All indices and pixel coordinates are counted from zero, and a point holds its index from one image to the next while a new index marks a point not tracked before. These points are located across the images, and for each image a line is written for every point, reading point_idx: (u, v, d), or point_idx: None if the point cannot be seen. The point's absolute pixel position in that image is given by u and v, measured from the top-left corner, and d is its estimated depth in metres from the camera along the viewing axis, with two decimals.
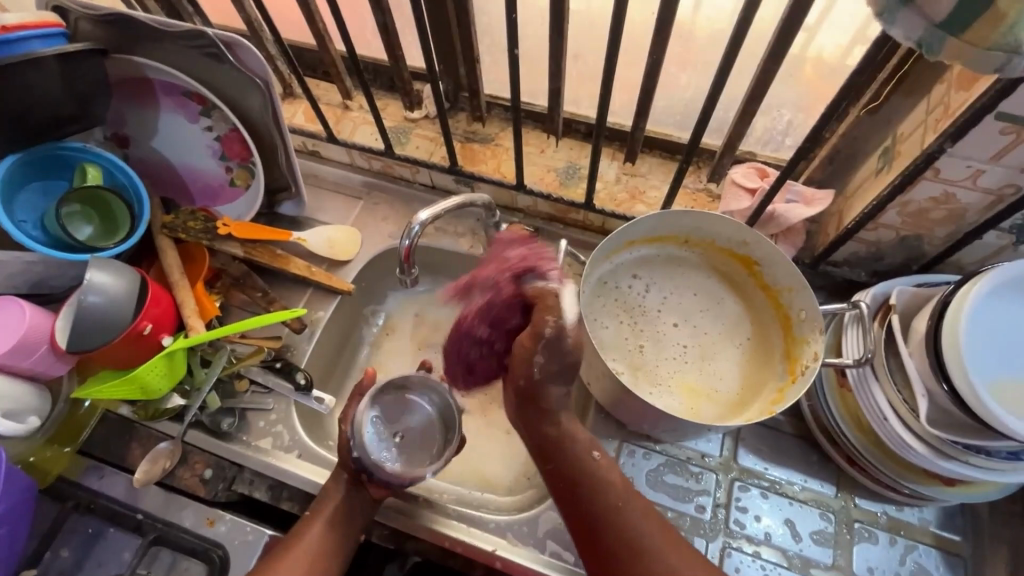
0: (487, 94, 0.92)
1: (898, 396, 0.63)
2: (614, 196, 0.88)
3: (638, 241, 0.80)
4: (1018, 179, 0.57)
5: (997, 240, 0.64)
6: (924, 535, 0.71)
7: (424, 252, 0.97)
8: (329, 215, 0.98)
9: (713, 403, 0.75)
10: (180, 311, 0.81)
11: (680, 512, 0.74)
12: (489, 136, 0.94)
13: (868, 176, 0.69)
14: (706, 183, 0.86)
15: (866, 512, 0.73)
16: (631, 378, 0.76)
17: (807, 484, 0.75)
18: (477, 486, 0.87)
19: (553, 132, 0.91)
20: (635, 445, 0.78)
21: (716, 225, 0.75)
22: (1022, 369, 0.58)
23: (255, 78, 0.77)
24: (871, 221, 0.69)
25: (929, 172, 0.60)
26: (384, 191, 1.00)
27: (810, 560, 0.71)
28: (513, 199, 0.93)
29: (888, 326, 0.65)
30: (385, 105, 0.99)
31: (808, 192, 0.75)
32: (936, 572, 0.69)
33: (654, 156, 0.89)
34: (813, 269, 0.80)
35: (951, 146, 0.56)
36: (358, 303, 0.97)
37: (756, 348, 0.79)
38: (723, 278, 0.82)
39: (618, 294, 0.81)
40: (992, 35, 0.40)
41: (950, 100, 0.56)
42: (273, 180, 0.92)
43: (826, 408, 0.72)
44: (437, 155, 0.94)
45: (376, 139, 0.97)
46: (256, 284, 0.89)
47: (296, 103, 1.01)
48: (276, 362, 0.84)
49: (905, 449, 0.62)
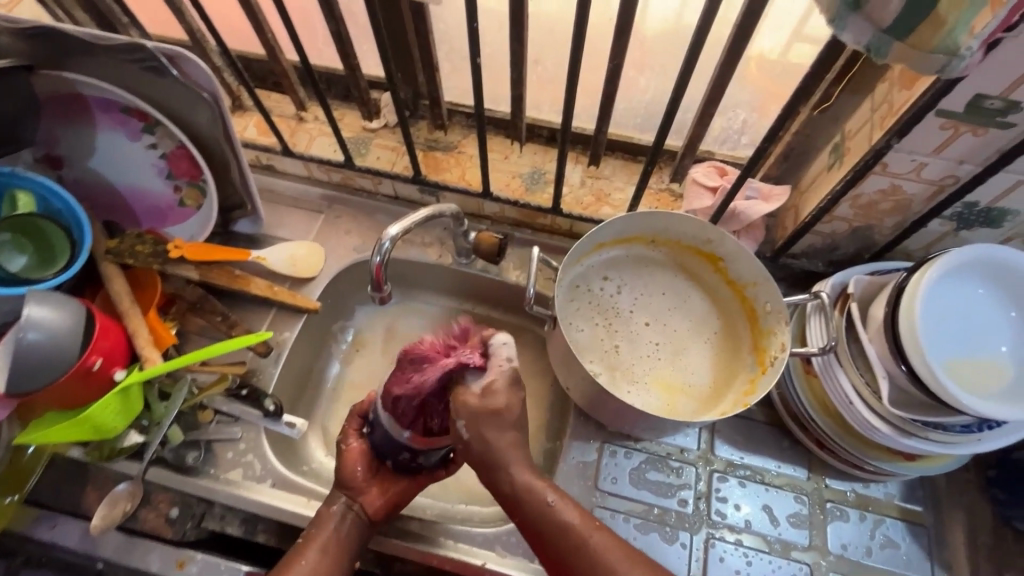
0: (448, 102, 0.91)
1: (861, 379, 0.66)
2: (580, 199, 0.89)
3: (607, 243, 0.81)
4: (957, 170, 0.61)
5: (939, 227, 0.69)
6: (890, 509, 0.75)
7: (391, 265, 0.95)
8: (289, 231, 0.95)
9: (689, 399, 0.77)
10: (133, 342, 0.76)
11: (664, 507, 0.75)
12: (451, 144, 0.93)
13: (821, 172, 0.72)
14: (669, 183, 0.88)
15: (837, 491, 0.76)
16: (607, 379, 0.77)
17: (781, 469, 0.77)
18: (459, 498, 0.86)
19: (516, 138, 0.91)
20: (616, 445, 0.79)
21: (681, 224, 0.77)
22: (972, 347, 0.62)
23: (201, 92, 0.73)
24: (826, 214, 0.72)
25: (878, 167, 0.63)
26: (345, 203, 0.97)
27: (790, 543, 0.73)
28: (480, 206, 0.92)
29: (847, 313, 0.68)
30: (342, 115, 0.96)
31: (766, 189, 0.78)
32: (903, 543, 0.73)
33: (617, 157, 0.90)
34: (774, 262, 0.83)
35: (897, 141, 0.59)
36: (325, 320, 0.94)
37: (724, 341, 0.81)
38: (691, 276, 0.84)
39: (590, 297, 0.82)
40: (934, 38, 0.43)
41: (893, 98, 0.59)
42: (226, 197, 0.88)
43: (794, 394, 0.75)
44: (399, 165, 0.92)
45: (335, 151, 0.94)
46: (216, 308, 0.85)
47: (247, 116, 0.97)
48: (242, 390, 0.79)
49: (871, 430, 0.65)
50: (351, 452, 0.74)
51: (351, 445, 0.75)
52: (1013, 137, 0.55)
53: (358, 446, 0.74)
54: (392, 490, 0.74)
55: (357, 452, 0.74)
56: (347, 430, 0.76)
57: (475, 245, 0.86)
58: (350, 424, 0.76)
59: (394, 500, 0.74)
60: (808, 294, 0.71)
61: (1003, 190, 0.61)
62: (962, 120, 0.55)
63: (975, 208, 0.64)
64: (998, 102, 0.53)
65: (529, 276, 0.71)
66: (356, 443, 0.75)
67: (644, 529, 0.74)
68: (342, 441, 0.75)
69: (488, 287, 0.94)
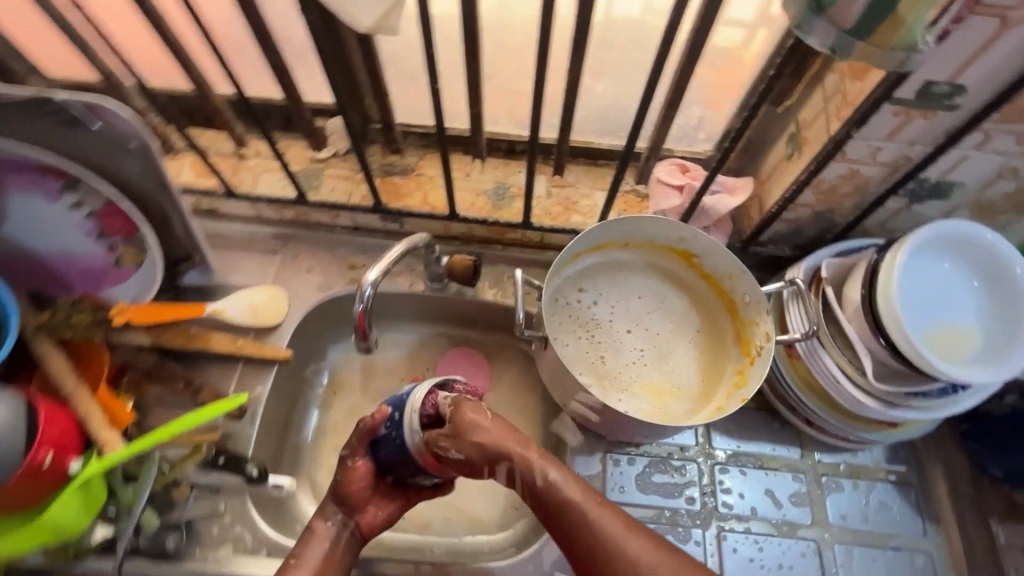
0: (401, 122, 0.87)
1: (845, 357, 0.69)
2: (548, 210, 0.87)
3: (582, 253, 0.81)
4: (909, 152, 0.64)
5: (895, 204, 0.72)
6: (879, 473, 0.79)
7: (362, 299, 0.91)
8: (245, 277, 0.88)
9: (682, 398, 0.78)
10: (85, 427, 0.69)
11: (673, 508, 0.76)
12: (409, 166, 0.89)
13: (780, 162, 0.74)
14: (633, 184, 0.88)
15: (829, 464, 0.79)
16: (600, 391, 0.76)
17: (777, 451, 0.80)
18: (466, 529, 0.84)
19: (475, 154, 0.88)
20: (619, 453, 0.79)
21: (653, 226, 0.78)
22: (939, 316, 0.66)
23: (130, 142, 0.66)
24: (791, 202, 0.74)
25: (837, 154, 0.65)
26: (301, 240, 0.91)
27: (795, 523, 0.76)
28: (447, 228, 0.89)
29: (824, 296, 0.71)
30: (287, 146, 0.90)
31: (729, 181, 0.79)
32: (895, 504, 0.77)
33: (579, 164, 0.89)
34: (744, 251, 0.84)
35: (855, 130, 0.61)
36: (297, 366, 0.88)
37: (707, 336, 0.82)
38: (666, 275, 0.84)
39: (571, 309, 0.81)
40: (894, 37, 0.44)
41: (847, 88, 0.61)
42: (171, 250, 0.81)
43: (781, 378, 0.77)
44: (357, 195, 0.87)
45: (284, 187, 0.89)
46: (176, 373, 0.79)
47: (181, 158, 0.90)
48: (218, 458, 0.73)
49: (860, 406, 0.68)
50: (356, 469, 0.68)
51: (355, 457, 0.68)
52: (959, 117, 0.58)
53: (361, 466, 0.68)
54: (390, 507, 0.71)
55: (363, 472, 0.68)
56: (353, 446, 0.68)
57: (449, 269, 0.83)
58: (354, 444, 0.68)
59: (393, 517, 0.71)
60: (783, 281, 0.73)
61: (950, 165, 0.65)
62: (912, 106, 0.58)
63: (926, 184, 0.68)
64: (944, 86, 0.56)
65: (517, 300, 0.70)
66: (362, 458, 0.68)
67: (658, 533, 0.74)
68: (346, 459, 0.69)
69: (465, 310, 0.91)
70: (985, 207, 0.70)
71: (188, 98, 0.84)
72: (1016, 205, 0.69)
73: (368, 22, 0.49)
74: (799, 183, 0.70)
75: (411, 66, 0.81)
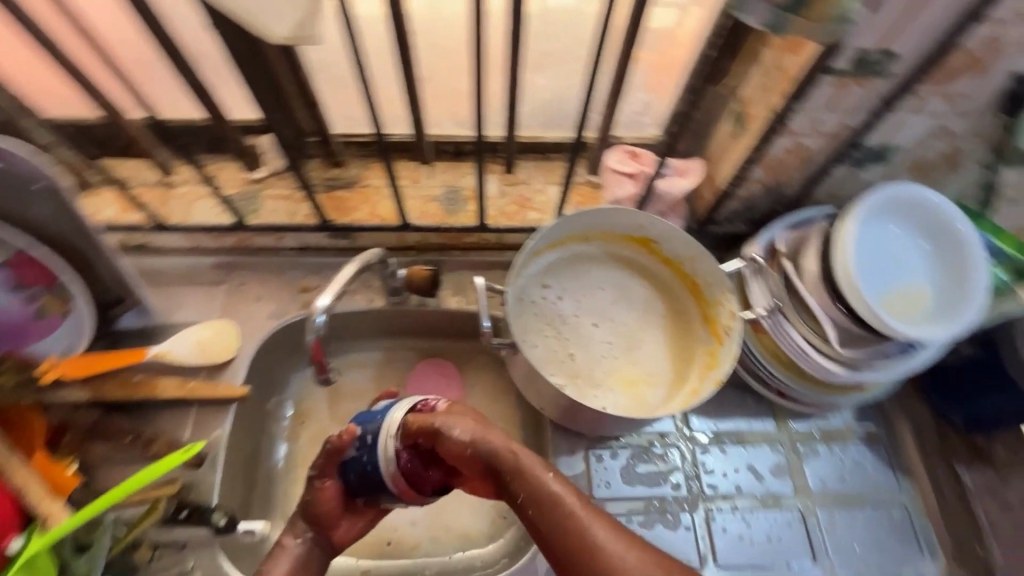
0: (340, 132, 0.82)
1: (809, 328, 0.70)
2: (503, 209, 0.86)
3: (542, 250, 0.79)
4: (849, 120, 0.64)
5: (840, 172, 0.73)
6: (851, 434, 0.81)
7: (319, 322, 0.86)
8: (189, 313, 0.82)
9: (658, 386, 0.77)
10: (23, 500, 0.61)
11: (660, 497, 0.75)
12: (353, 178, 0.86)
13: (727, 140, 0.74)
14: (586, 175, 0.87)
15: (804, 432, 0.81)
16: (576, 389, 0.75)
17: (754, 426, 0.81)
18: (455, 546, 0.81)
19: (422, 160, 0.85)
20: (600, 449, 0.78)
21: (610, 216, 0.77)
22: (888, 279, 0.69)
23: (37, 183, 0.60)
24: (741, 180, 0.74)
25: (781, 129, 0.66)
26: (246, 268, 0.85)
27: (778, 494, 0.77)
28: (399, 239, 0.86)
29: (783, 270, 0.72)
30: (219, 169, 0.84)
31: (680, 164, 0.79)
32: (869, 462, 0.79)
33: (529, 159, 0.87)
34: (701, 232, 0.85)
35: (796, 104, 0.61)
36: (257, 401, 0.83)
37: (675, 320, 0.82)
38: (628, 264, 0.84)
39: (539, 309, 0.79)
40: (825, 10, 0.44)
41: (784, 62, 0.61)
42: (101, 294, 0.74)
43: (750, 354, 0.78)
44: (300, 213, 0.84)
45: (220, 214, 0.84)
46: (123, 427, 0.73)
47: (102, 194, 0.83)
48: (181, 512, 0.69)
49: (827, 373, 0.70)
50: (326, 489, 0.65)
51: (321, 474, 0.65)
52: (891, 82, 0.60)
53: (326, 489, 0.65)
54: (362, 520, 0.68)
55: (332, 491, 0.64)
56: (323, 466, 0.64)
57: (407, 282, 0.80)
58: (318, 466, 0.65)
59: (364, 529, 0.69)
60: (742, 259, 0.74)
61: (888, 130, 0.66)
62: (847, 75, 0.59)
63: (867, 150, 0.69)
64: (875, 54, 0.57)
65: (481, 308, 0.69)
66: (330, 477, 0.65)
67: (647, 524, 0.74)
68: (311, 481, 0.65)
69: (429, 321, 0.88)
70: (923, 168, 0.72)
71: (100, 127, 0.77)
72: (951, 162, 0.71)
73: (284, 32, 0.45)
74: (746, 160, 0.71)
75: (342, 74, 0.76)
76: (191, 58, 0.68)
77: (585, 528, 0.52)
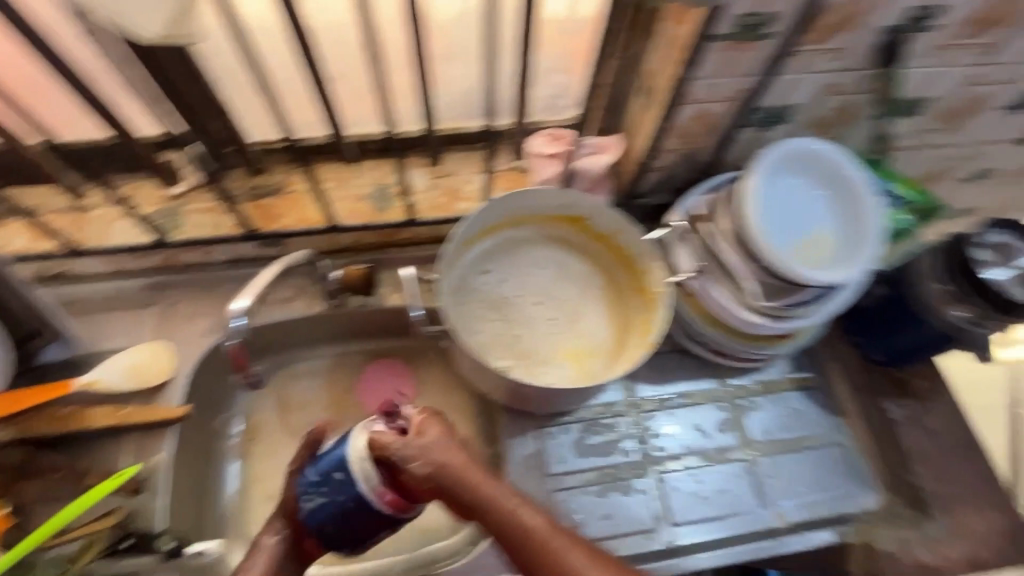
0: (257, 141, 0.80)
1: (732, 285, 0.73)
2: (434, 202, 0.87)
3: (474, 238, 0.80)
4: (744, 84, 0.68)
5: (747, 135, 0.77)
6: (788, 383, 0.85)
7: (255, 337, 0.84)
8: (118, 339, 0.79)
9: (600, 356, 0.80)
10: None
11: (612, 465, 0.77)
12: (278, 185, 0.85)
13: (639, 114, 0.77)
14: (513, 161, 0.88)
15: (745, 387, 0.84)
16: (522, 370, 0.77)
17: (697, 387, 0.83)
18: (420, 540, 0.81)
19: (347, 160, 0.84)
20: (551, 426, 0.79)
21: (536, 196, 0.78)
22: (797, 230, 0.73)
23: None
24: (656, 151, 0.77)
25: (683, 97, 0.69)
26: (175, 287, 0.83)
27: (724, 448, 0.80)
28: (333, 240, 0.85)
29: (703, 233, 0.75)
30: (135, 188, 0.82)
31: (601, 141, 0.80)
32: (806, 408, 0.83)
33: (456, 150, 0.87)
34: (629, 205, 0.87)
35: (691, 71, 0.64)
36: (200, 421, 0.81)
37: (611, 291, 0.84)
38: (561, 241, 0.85)
39: (478, 295, 0.80)
40: None
41: (676, 33, 0.64)
42: (16, 328, 0.72)
43: (683, 317, 0.80)
44: (225, 225, 0.83)
45: (140, 233, 0.81)
46: (54, 462, 0.70)
47: (10, 225, 0.80)
48: (123, 542, 0.68)
49: (752, 325, 0.74)
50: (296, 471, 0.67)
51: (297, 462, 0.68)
52: (775, 44, 0.63)
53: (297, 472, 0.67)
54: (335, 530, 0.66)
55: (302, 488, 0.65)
56: (299, 458, 0.68)
57: (342, 283, 0.80)
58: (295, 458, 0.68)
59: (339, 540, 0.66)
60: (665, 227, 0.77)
61: (781, 90, 0.70)
62: (733, 40, 0.62)
63: (766, 111, 0.73)
64: (755, 17, 0.60)
65: (411, 296, 0.69)
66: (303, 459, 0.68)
67: (603, 493, 0.76)
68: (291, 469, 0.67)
69: (371, 320, 0.87)
70: (821, 123, 0.77)
71: None
72: (844, 116, 0.76)
73: (157, 31, 0.46)
74: (657, 132, 0.74)
75: None
76: (85, 74, 0.66)
77: (556, 552, 0.56)
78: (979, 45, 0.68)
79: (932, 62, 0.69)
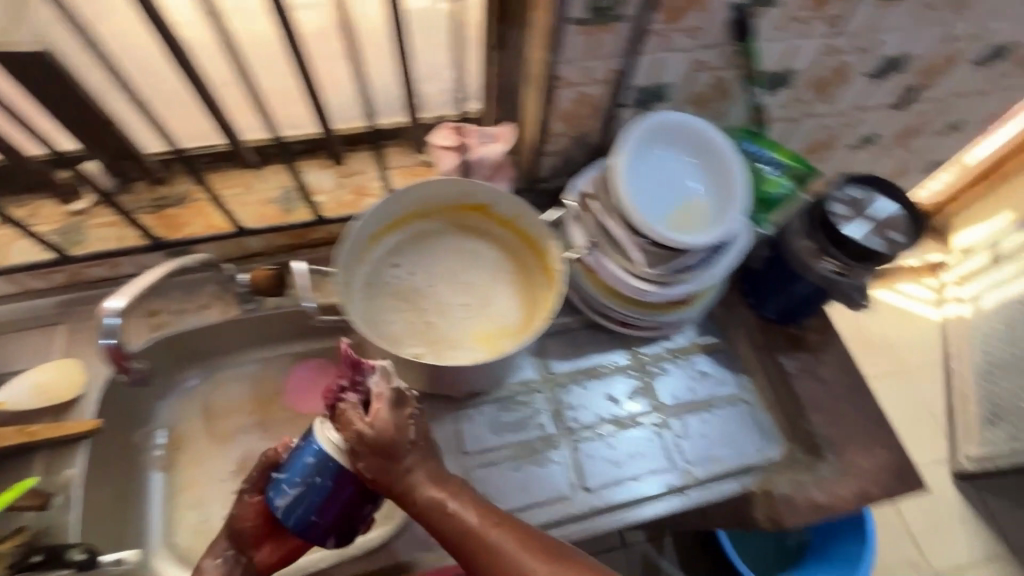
0: (155, 152, 0.84)
1: (621, 257, 0.78)
2: (342, 200, 0.91)
3: (377, 234, 0.83)
4: (612, 66, 0.73)
5: (630, 114, 0.82)
6: (694, 347, 0.91)
7: (170, 342, 0.89)
8: (29, 357, 0.83)
9: (511, 335, 0.82)
10: None
11: (528, 439, 0.81)
12: (181, 195, 0.88)
13: (526, 101, 0.81)
14: (418, 155, 0.93)
15: (654, 354, 0.88)
16: (434, 355, 0.80)
17: (610, 358, 0.87)
18: None
19: (250, 166, 0.89)
20: (469, 408, 0.82)
21: (431, 187, 0.80)
22: (670, 200, 0.79)
23: None
24: (546, 133, 0.82)
25: (557, 82, 0.74)
26: (85, 301, 0.87)
27: (635, 413, 0.84)
28: (241, 245, 0.90)
29: (593, 211, 0.79)
30: (35, 208, 0.84)
31: (496, 130, 0.82)
32: (711, 369, 0.89)
33: (361, 150, 0.93)
34: (533, 190, 0.92)
35: (556, 55, 0.70)
36: (122, 432, 0.88)
37: (518, 272, 0.87)
38: (468, 229, 0.88)
39: (387, 288, 0.83)
40: None
41: (539, 21, 0.69)
42: None
43: (586, 292, 0.85)
44: (129, 237, 0.85)
45: (42, 250, 0.82)
46: None
47: None
48: (32, 556, 0.70)
49: (643, 293, 0.79)
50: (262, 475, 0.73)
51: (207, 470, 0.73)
52: (630, 26, 0.68)
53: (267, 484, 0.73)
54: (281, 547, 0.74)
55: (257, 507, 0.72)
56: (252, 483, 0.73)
57: (252, 285, 0.86)
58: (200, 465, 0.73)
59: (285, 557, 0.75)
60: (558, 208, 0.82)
61: (648, 70, 0.75)
62: (589, 24, 0.66)
63: (641, 89, 0.78)
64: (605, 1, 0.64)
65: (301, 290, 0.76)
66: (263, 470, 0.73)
67: (519, 467, 0.79)
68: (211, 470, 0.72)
69: (290, 320, 0.94)
70: (693, 100, 0.83)
71: None
72: (714, 91, 0.83)
73: None
74: (540, 117, 0.79)
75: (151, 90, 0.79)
76: None
77: (495, 546, 0.65)
78: (817, 18, 0.76)
79: (778, 37, 0.77)
